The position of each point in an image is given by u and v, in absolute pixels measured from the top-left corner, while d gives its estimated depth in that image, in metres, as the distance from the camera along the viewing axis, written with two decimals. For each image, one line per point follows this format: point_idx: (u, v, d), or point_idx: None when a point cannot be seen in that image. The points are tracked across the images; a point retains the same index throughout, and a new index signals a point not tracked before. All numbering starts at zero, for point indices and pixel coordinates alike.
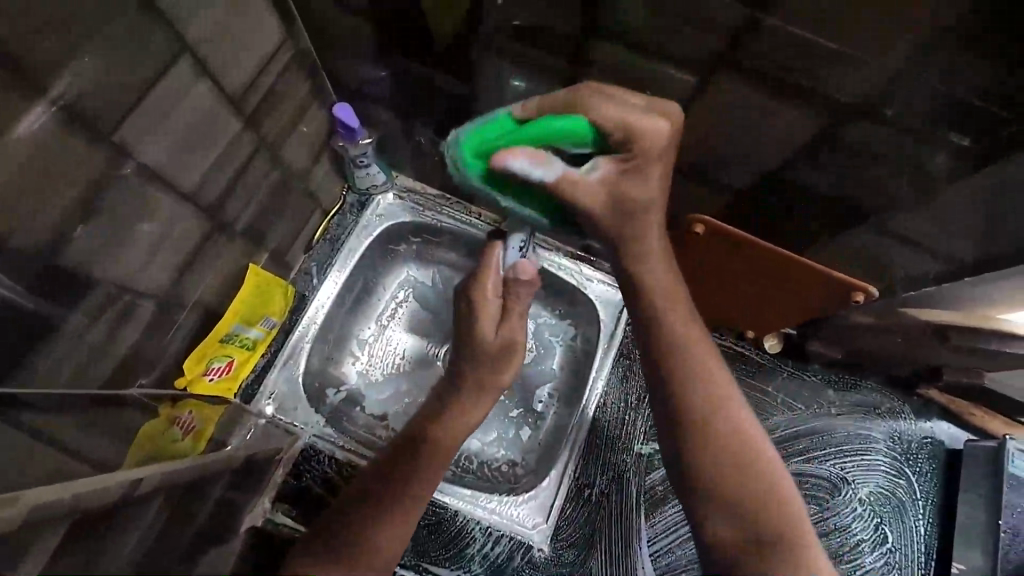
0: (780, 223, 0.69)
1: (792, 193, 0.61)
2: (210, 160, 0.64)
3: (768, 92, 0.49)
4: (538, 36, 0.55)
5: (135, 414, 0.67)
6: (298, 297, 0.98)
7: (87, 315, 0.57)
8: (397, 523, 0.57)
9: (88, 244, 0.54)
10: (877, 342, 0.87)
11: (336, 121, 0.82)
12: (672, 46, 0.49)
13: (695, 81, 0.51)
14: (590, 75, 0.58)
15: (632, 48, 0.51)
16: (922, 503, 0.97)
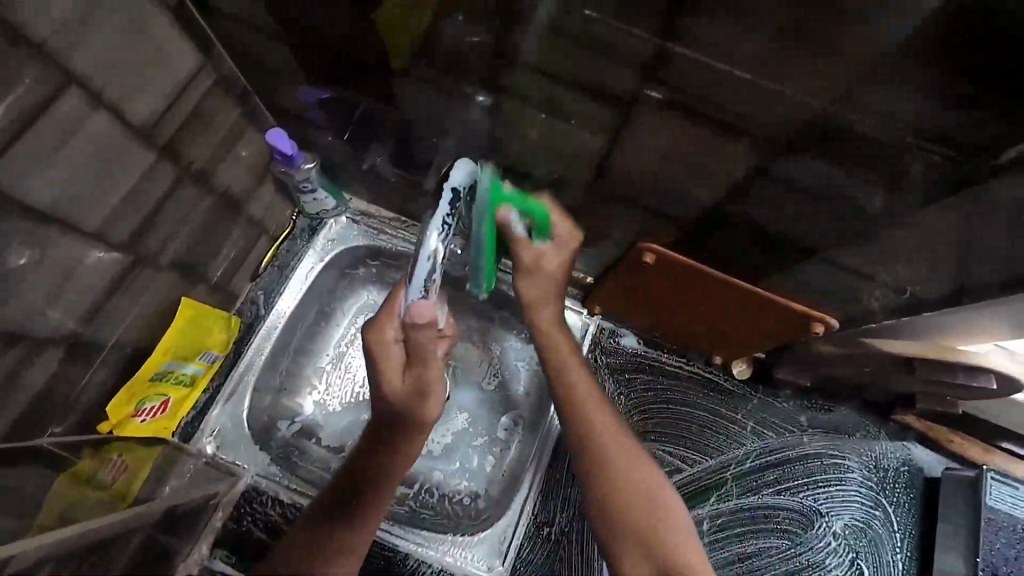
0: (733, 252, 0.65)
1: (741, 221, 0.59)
2: (120, 193, 0.61)
3: (693, 115, 0.47)
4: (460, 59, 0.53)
5: (43, 465, 0.63)
6: (245, 326, 0.92)
7: None
8: (346, 542, 0.56)
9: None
10: (845, 372, 0.83)
11: (272, 147, 0.79)
12: (595, 69, 0.47)
13: (623, 100, 0.49)
14: (517, 98, 0.55)
15: (556, 70, 0.48)
16: (900, 535, 0.93)
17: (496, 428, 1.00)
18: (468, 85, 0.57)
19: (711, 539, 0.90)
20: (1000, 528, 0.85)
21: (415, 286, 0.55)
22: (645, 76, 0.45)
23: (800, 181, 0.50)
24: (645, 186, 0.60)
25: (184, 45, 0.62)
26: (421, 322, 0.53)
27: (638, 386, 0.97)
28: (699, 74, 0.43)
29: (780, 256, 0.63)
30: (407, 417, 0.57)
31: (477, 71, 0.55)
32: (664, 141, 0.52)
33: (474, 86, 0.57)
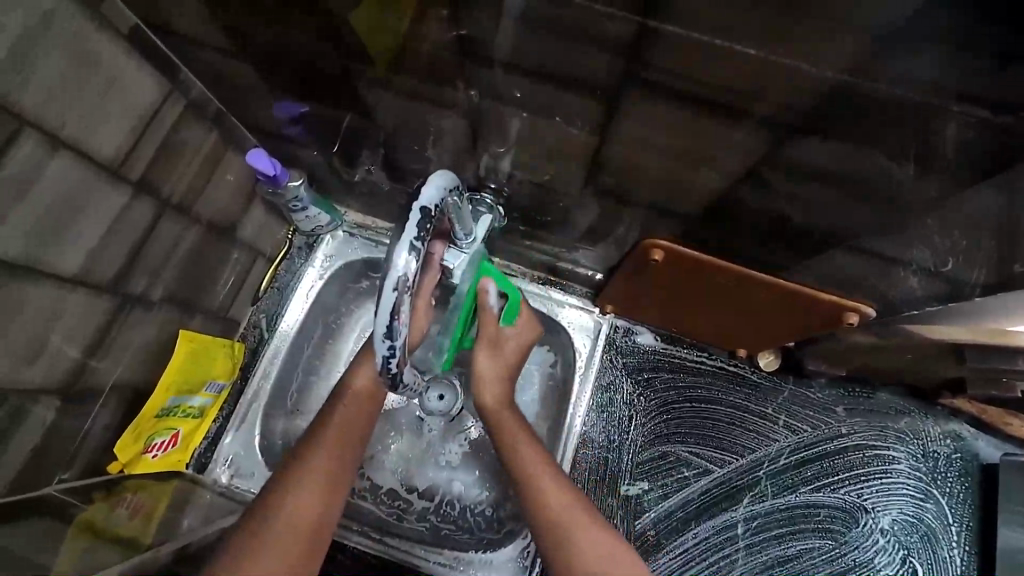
0: (748, 242, 0.60)
1: (755, 212, 0.53)
2: (93, 234, 0.58)
3: (688, 97, 0.41)
4: (425, 60, 0.49)
5: (53, 514, 0.62)
6: (250, 351, 0.92)
7: None
8: (297, 502, 0.61)
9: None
10: (885, 361, 0.77)
11: (255, 170, 0.76)
12: (573, 58, 0.41)
13: (609, 89, 0.43)
14: (495, 95, 0.50)
15: (530, 61, 0.43)
16: (955, 529, 0.86)
17: None
18: (440, 88, 0.53)
19: (748, 543, 0.84)
20: None
21: (381, 324, 0.39)
22: (628, 62, 0.40)
23: (820, 164, 0.44)
24: (645, 181, 0.55)
25: (143, 72, 0.59)
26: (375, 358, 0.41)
27: (659, 385, 0.92)
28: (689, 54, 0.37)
29: (802, 247, 0.57)
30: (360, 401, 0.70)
31: (444, 72, 0.50)
32: (659, 131, 0.46)
33: (445, 88, 0.52)
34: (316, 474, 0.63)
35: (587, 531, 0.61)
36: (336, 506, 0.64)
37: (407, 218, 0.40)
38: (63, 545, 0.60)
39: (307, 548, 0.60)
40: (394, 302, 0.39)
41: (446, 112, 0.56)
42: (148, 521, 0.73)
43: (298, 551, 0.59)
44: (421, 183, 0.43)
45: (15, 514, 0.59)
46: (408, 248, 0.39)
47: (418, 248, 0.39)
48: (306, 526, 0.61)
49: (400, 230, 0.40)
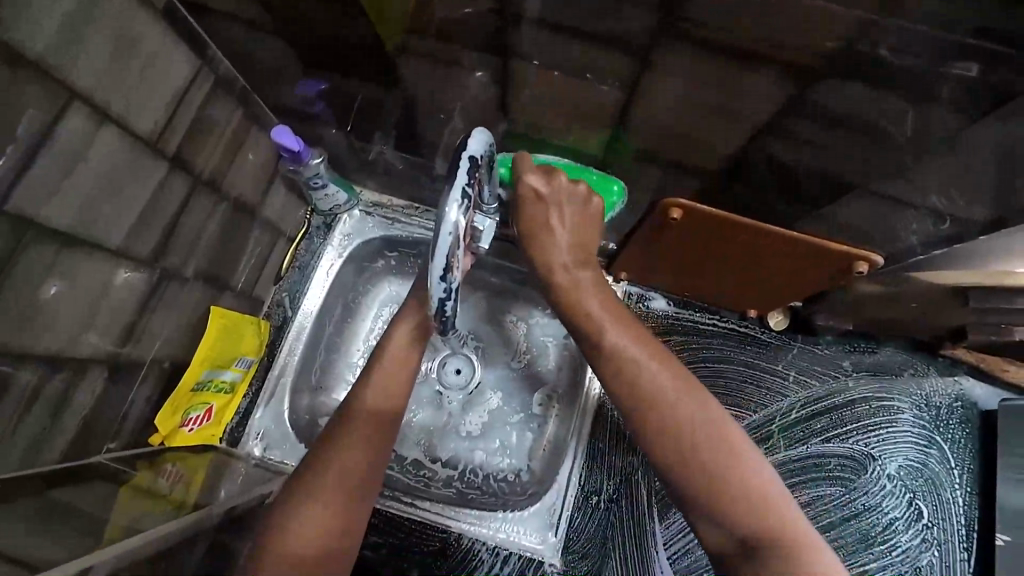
0: (760, 198, 0.63)
1: (767, 166, 0.57)
2: (135, 210, 0.60)
3: (714, 49, 0.44)
4: (458, 27, 0.51)
5: (105, 481, 0.65)
6: (275, 329, 0.95)
7: (29, 392, 0.54)
8: (324, 487, 0.63)
9: (6, 320, 0.49)
10: (890, 312, 0.80)
11: (279, 147, 0.78)
12: (606, 14, 0.44)
13: (638, 45, 0.46)
14: (524, 58, 0.52)
15: (564, 20, 0.46)
16: (958, 472, 0.91)
17: (531, 404, 1.00)
18: (469, 56, 0.55)
19: None
20: None
21: (436, 270, 0.42)
22: (661, 16, 0.42)
23: (837, 110, 0.47)
24: (666, 139, 0.58)
25: (176, 49, 0.60)
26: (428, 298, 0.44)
27: (673, 348, 0.96)
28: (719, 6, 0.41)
29: (811, 200, 0.61)
30: (390, 371, 0.71)
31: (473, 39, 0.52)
32: (685, 86, 0.49)
33: (474, 54, 0.55)
34: (344, 462, 0.64)
35: (698, 418, 0.53)
36: (367, 491, 0.65)
37: (459, 167, 0.43)
38: (116, 510, 0.62)
39: (338, 538, 0.62)
40: (448, 246, 0.41)
41: (474, 79, 0.59)
42: (188, 490, 0.75)
43: (330, 538, 0.61)
44: (464, 138, 0.45)
45: (70, 480, 0.61)
46: (459, 196, 0.41)
47: (466, 199, 0.42)
48: (329, 507, 0.62)
49: (451, 181, 0.43)
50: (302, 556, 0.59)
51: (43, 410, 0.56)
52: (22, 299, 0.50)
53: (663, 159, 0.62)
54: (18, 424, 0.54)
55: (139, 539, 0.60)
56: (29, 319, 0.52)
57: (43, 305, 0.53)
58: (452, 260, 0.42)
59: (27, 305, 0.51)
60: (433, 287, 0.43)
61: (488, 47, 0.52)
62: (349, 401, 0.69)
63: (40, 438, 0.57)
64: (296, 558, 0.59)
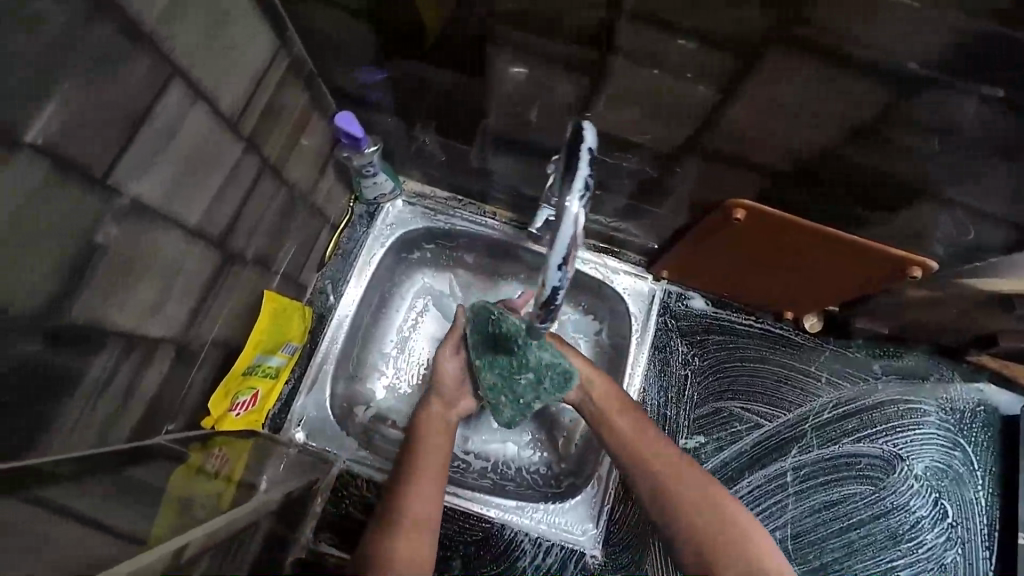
0: (824, 202, 0.65)
1: (837, 172, 0.59)
2: (212, 191, 0.60)
3: (818, 57, 0.45)
4: (553, 27, 0.52)
5: (166, 462, 0.64)
6: (316, 317, 0.95)
7: (109, 363, 0.53)
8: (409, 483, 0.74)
9: (97, 292, 0.49)
10: (930, 316, 0.83)
11: (339, 131, 0.78)
12: (714, 19, 0.45)
13: (740, 51, 0.47)
14: (616, 60, 0.53)
15: (667, 25, 0.47)
16: (981, 473, 0.94)
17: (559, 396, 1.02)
18: (557, 51, 0.55)
19: (797, 491, 0.91)
20: None
21: (554, 257, 0.42)
22: (778, 14, 0.43)
23: (926, 117, 0.49)
24: (744, 138, 0.59)
25: (260, 29, 0.60)
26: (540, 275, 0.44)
27: (711, 346, 0.98)
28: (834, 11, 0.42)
29: (875, 205, 0.63)
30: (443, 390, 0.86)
31: (569, 33, 0.52)
32: (782, 87, 0.50)
33: (562, 54, 0.56)
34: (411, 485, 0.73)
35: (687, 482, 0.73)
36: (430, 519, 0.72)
37: (578, 156, 0.42)
38: (183, 491, 0.62)
39: (419, 559, 0.69)
40: (571, 235, 0.41)
41: (556, 77, 0.59)
42: (235, 474, 0.74)
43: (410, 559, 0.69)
44: (576, 127, 0.45)
45: (136, 461, 0.60)
46: (582, 185, 0.41)
47: (587, 191, 0.41)
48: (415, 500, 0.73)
49: (571, 168, 0.42)
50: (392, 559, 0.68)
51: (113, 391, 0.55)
52: (112, 274, 0.50)
53: (734, 164, 0.63)
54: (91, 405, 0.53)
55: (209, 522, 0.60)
56: (116, 297, 0.51)
57: (127, 283, 0.52)
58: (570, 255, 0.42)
59: (115, 282, 0.50)
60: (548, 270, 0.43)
61: (579, 45, 0.53)
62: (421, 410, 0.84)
63: (110, 418, 0.57)
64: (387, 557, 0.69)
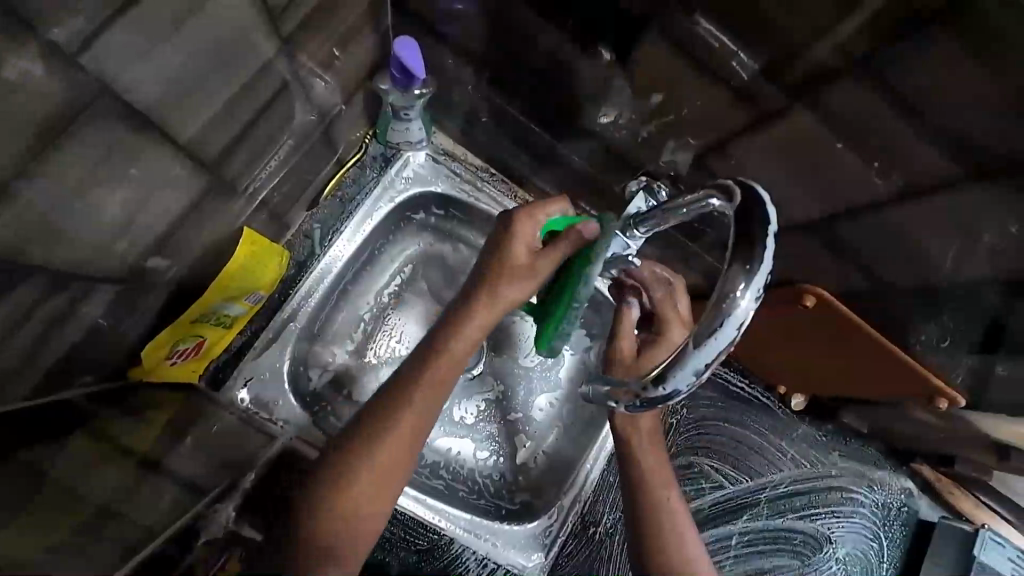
0: (888, 308, 0.63)
1: (908, 283, 0.58)
2: (221, 100, 0.47)
3: (953, 164, 0.44)
4: (700, 35, 0.48)
5: (84, 411, 0.52)
6: (295, 264, 0.81)
7: (39, 293, 0.40)
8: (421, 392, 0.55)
9: (43, 201, 0.36)
10: (909, 428, 0.86)
11: (393, 59, 0.63)
12: (870, 85, 0.43)
13: (876, 128, 0.46)
14: (754, 96, 0.50)
15: (818, 76, 0.45)
16: (886, 565, 1.01)
17: (532, 408, 0.95)
18: (690, 58, 0.50)
19: (737, 553, 0.93)
20: None
21: (702, 359, 0.33)
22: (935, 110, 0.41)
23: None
24: (841, 221, 0.56)
25: None
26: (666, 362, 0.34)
27: (700, 400, 0.97)
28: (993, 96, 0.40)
29: (932, 325, 0.62)
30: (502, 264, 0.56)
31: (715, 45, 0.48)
32: (919, 184, 0.47)
33: (696, 64, 0.51)
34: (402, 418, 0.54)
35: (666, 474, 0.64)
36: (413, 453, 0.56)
37: (762, 241, 0.33)
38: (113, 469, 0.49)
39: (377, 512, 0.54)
40: (730, 339, 0.33)
41: (678, 82, 0.54)
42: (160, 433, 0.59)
43: (364, 505, 0.53)
44: (752, 193, 0.36)
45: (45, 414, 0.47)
46: (758, 289, 0.33)
47: (763, 292, 0.33)
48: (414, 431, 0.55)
49: (748, 260, 0.33)
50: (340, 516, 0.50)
51: (41, 321, 0.42)
52: (70, 192, 0.37)
53: (817, 237, 0.61)
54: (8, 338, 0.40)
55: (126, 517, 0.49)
56: (63, 218, 0.38)
57: (89, 200, 0.39)
58: (704, 369, 0.34)
59: (73, 200, 0.38)
60: (672, 363, 0.34)
61: (720, 61, 0.49)
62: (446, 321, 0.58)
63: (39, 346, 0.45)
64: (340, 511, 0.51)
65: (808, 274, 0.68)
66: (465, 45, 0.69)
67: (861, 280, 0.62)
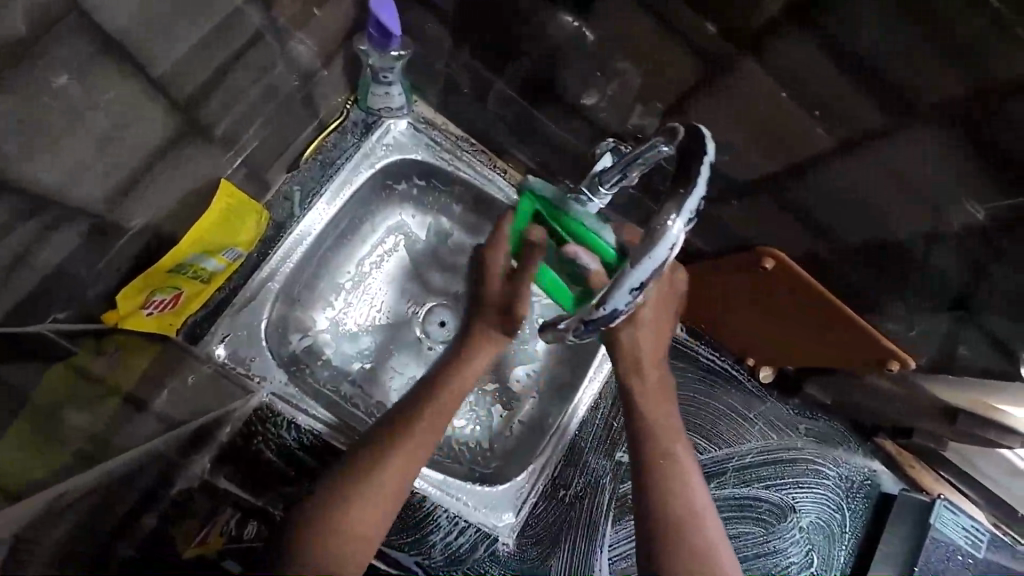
0: (840, 271, 0.66)
1: (857, 243, 0.62)
2: (191, 40, 0.49)
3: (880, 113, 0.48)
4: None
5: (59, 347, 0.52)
6: (275, 225, 0.82)
7: (18, 212, 0.42)
8: (421, 427, 0.60)
9: (19, 117, 0.38)
10: (867, 399, 0.90)
11: (371, 18, 0.66)
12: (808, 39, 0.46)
13: (815, 80, 0.49)
14: (709, 53, 0.53)
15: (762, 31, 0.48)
16: (848, 536, 1.05)
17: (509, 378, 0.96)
18: (650, 17, 0.53)
19: None
20: (948, 557, 0.97)
21: (636, 277, 0.36)
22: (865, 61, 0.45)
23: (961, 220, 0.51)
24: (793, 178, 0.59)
25: None
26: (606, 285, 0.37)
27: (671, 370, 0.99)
28: (920, 50, 0.43)
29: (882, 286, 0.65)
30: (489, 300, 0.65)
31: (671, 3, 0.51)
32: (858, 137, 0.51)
33: (656, 21, 0.53)
34: (398, 450, 0.59)
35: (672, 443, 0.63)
36: (409, 481, 0.60)
37: (698, 171, 0.36)
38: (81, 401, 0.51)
39: (376, 528, 0.57)
40: (663, 260, 0.35)
41: (639, 43, 0.57)
42: (126, 381, 0.60)
43: (360, 542, 0.56)
44: (695, 131, 0.38)
45: (26, 341, 0.48)
46: (689, 213, 0.35)
47: (695, 216, 0.35)
48: (410, 463, 0.59)
49: (682, 186, 0.36)
50: (343, 531, 0.55)
51: (23, 240, 0.44)
52: (44, 111, 0.40)
53: (773, 199, 0.64)
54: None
55: (86, 446, 0.51)
56: (40, 138, 0.41)
57: (65, 121, 0.42)
58: (637, 290, 0.37)
59: (45, 120, 0.40)
60: (610, 292, 0.37)
61: (675, 18, 0.52)
62: (442, 375, 0.64)
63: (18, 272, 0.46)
64: (346, 524, 0.55)
65: (769, 239, 0.71)
66: (441, 11, 0.71)
67: (817, 242, 0.65)
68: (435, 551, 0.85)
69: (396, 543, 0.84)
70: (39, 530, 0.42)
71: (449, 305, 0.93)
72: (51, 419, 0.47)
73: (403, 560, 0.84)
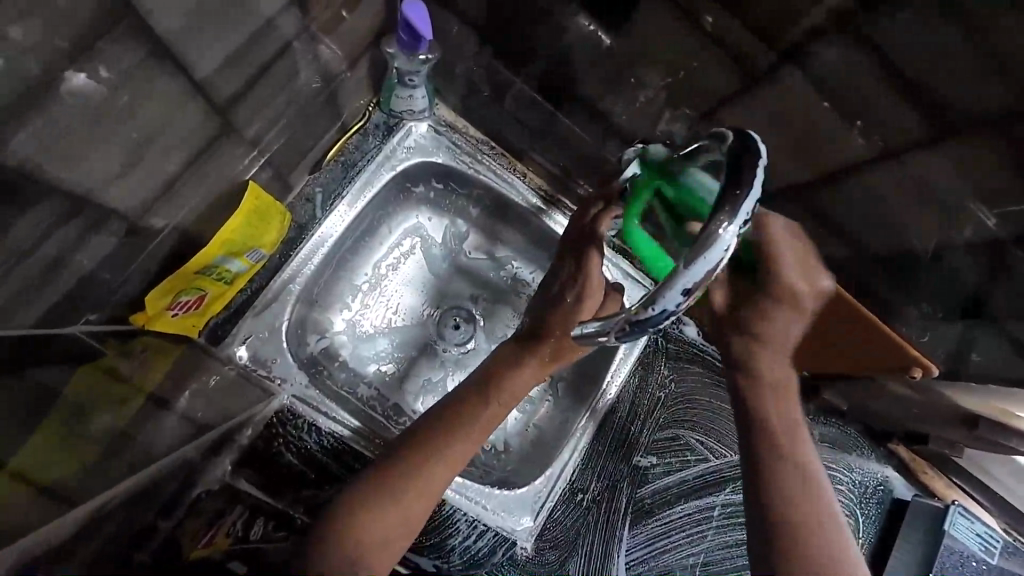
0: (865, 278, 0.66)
1: (883, 250, 0.62)
2: (229, 45, 0.49)
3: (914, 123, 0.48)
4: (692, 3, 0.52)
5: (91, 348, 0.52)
6: (296, 228, 0.82)
7: (60, 212, 0.42)
8: (461, 428, 0.63)
9: (66, 121, 0.38)
10: (883, 405, 0.90)
11: (401, 20, 0.66)
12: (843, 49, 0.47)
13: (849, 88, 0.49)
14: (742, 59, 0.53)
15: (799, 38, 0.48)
16: (861, 541, 1.05)
17: None
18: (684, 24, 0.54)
19: (720, 524, 0.93)
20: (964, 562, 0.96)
21: (687, 280, 0.36)
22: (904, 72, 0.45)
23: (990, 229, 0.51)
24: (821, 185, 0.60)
25: None
26: (658, 285, 0.37)
27: (690, 375, 0.98)
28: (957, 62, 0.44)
29: (908, 293, 0.65)
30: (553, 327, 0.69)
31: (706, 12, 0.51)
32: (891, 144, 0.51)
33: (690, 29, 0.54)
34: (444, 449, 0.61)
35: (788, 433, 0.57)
36: (446, 483, 0.61)
37: (750, 178, 0.36)
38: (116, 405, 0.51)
39: (409, 530, 0.58)
40: (714, 263, 0.36)
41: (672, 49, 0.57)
42: (154, 380, 0.59)
43: (390, 546, 0.57)
44: (747, 140, 0.38)
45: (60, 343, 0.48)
46: (743, 219, 0.36)
47: (747, 224, 0.36)
48: (454, 461, 0.61)
49: (733, 193, 0.36)
50: (375, 543, 0.56)
51: (63, 241, 0.45)
52: (89, 114, 0.40)
53: (799, 206, 0.64)
54: (29, 257, 0.42)
55: (124, 446, 0.51)
56: (81, 138, 0.40)
57: (108, 120, 0.42)
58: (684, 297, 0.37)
59: (90, 123, 0.40)
60: (660, 291, 0.38)
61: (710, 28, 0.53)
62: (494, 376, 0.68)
63: (56, 272, 0.46)
64: (372, 539, 0.56)
65: None
66: (469, 15, 0.71)
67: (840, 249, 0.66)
68: (454, 554, 0.85)
69: (415, 546, 0.83)
70: (93, 528, 0.42)
71: (466, 308, 0.93)
72: (80, 421, 0.46)
73: (422, 563, 0.83)
